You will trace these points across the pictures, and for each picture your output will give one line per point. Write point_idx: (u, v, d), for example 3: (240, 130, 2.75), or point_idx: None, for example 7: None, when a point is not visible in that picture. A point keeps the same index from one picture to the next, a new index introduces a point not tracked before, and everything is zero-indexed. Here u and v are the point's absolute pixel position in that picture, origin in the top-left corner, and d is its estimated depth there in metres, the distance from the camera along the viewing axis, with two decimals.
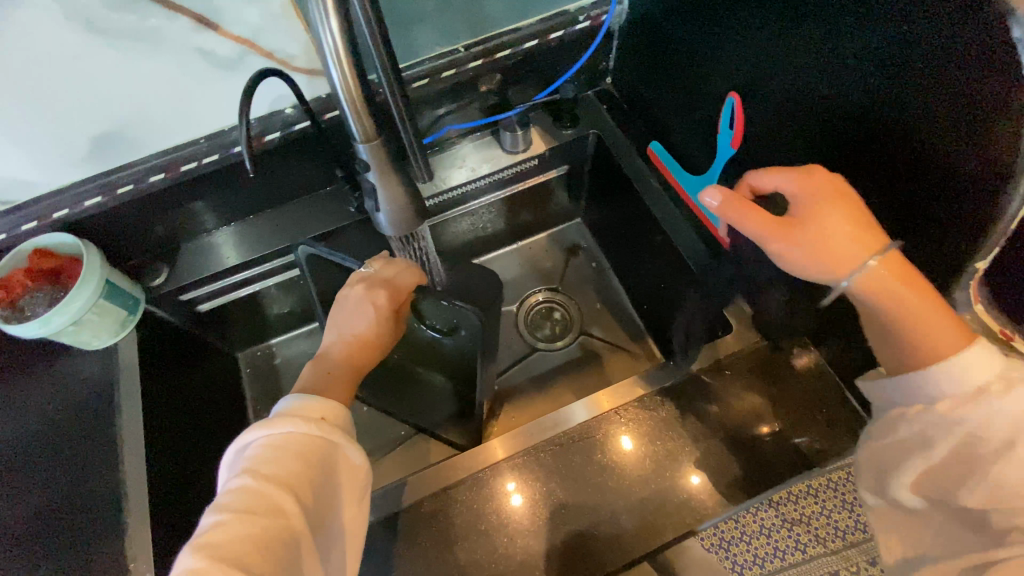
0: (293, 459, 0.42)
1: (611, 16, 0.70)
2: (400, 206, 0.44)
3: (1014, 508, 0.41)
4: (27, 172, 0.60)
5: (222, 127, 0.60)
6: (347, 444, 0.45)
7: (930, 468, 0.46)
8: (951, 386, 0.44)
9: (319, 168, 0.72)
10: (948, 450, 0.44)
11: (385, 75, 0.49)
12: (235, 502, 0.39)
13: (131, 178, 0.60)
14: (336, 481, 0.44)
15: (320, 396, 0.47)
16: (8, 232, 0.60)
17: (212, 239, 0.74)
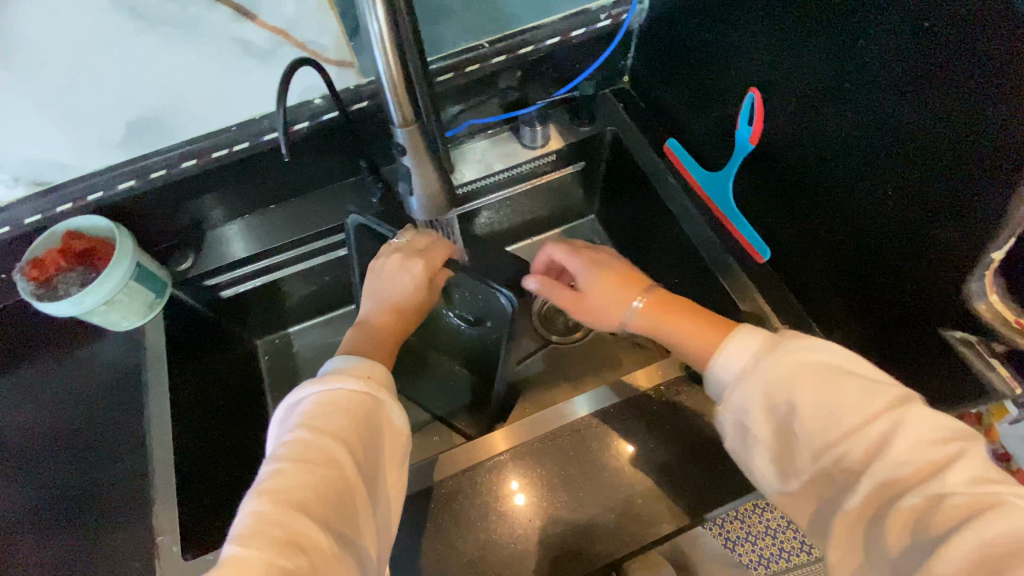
0: (342, 414, 0.44)
1: (632, 14, 0.72)
2: (431, 189, 0.46)
3: (838, 452, 0.42)
4: (62, 153, 0.60)
5: (254, 116, 0.63)
6: (392, 400, 0.47)
7: (800, 443, 0.45)
8: (728, 370, 0.50)
9: (343, 159, 0.74)
10: (798, 418, 0.44)
11: (417, 66, 0.51)
12: (293, 451, 0.42)
13: (163, 163, 0.63)
14: (382, 435, 0.46)
15: (366, 358, 0.49)
16: (44, 212, 0.63)
17: (225, 231, 0.76)
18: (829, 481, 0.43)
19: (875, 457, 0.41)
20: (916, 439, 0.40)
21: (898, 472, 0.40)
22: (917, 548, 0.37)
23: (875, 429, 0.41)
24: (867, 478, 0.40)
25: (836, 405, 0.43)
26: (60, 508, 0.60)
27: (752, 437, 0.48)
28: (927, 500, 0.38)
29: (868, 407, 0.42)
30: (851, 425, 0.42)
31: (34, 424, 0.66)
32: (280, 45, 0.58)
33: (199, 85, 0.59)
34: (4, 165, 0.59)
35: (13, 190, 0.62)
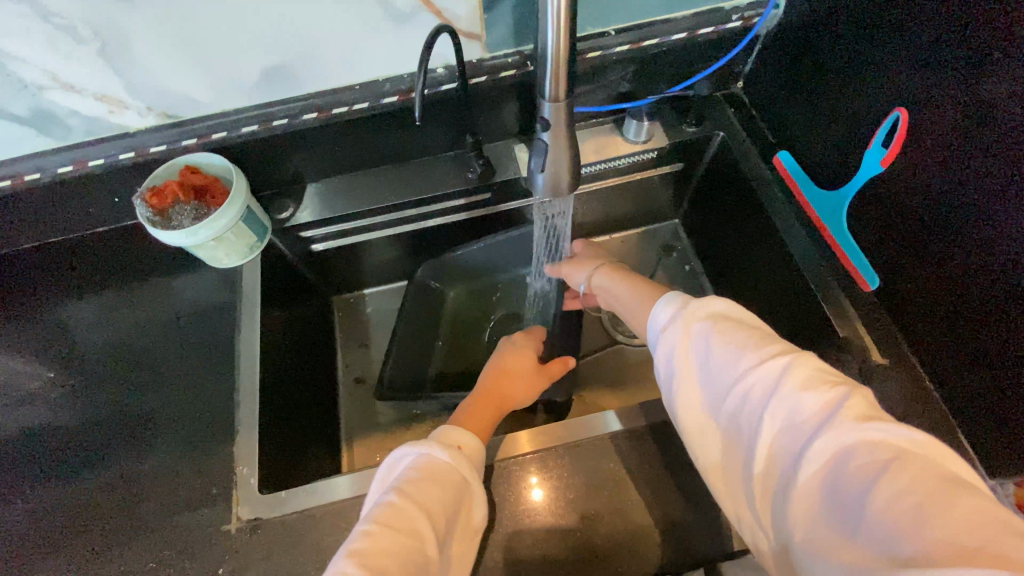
0: (434, 488, 0.48)
1: (764, 19, 0.69)
2: (564, 167, 0.45)
3: (748, 392, 0.45)
4: (195, 91, 0.62)
5: (378, 78, 0.65)
6: (478, 488, 0.51)
7: (720, 386, 0.47)
8: (657, 317, 0.54)
9: (447, 131, 0.75)
10: (714, 360, 0.48)
11: None
12: (385, 516, 0.45)
13: (287, 113, 0.66)
14: (461, 509, 0.49)
15: (469, 434, 0.54)
16: (169, 143, 0.65)
17: (307, 193, 0.78)
18: (744, 432, 0.45)
19: (772, 394, 0.44)
20: (805, 376, 0.43)
21: (801, 411, 0.42)
22: (834, 483, 0.39)
23: (772, 368, 0.45)
24: (771, 414, 0.43)
25: (736, 347, 0.47)
26: (157, 426, 0.65)
27: (675, 383, 0.50)
28: (837, 438, 0.39)
29: (763, 349, 0.47)
30: (750, 365, 0.46)
31: (143, 344, 0.72)
32: (417, 10, 0.58)
33: (335, 40, 0.59)
34: (140, 94, 0.60)
35: (144, 120, 0.64)
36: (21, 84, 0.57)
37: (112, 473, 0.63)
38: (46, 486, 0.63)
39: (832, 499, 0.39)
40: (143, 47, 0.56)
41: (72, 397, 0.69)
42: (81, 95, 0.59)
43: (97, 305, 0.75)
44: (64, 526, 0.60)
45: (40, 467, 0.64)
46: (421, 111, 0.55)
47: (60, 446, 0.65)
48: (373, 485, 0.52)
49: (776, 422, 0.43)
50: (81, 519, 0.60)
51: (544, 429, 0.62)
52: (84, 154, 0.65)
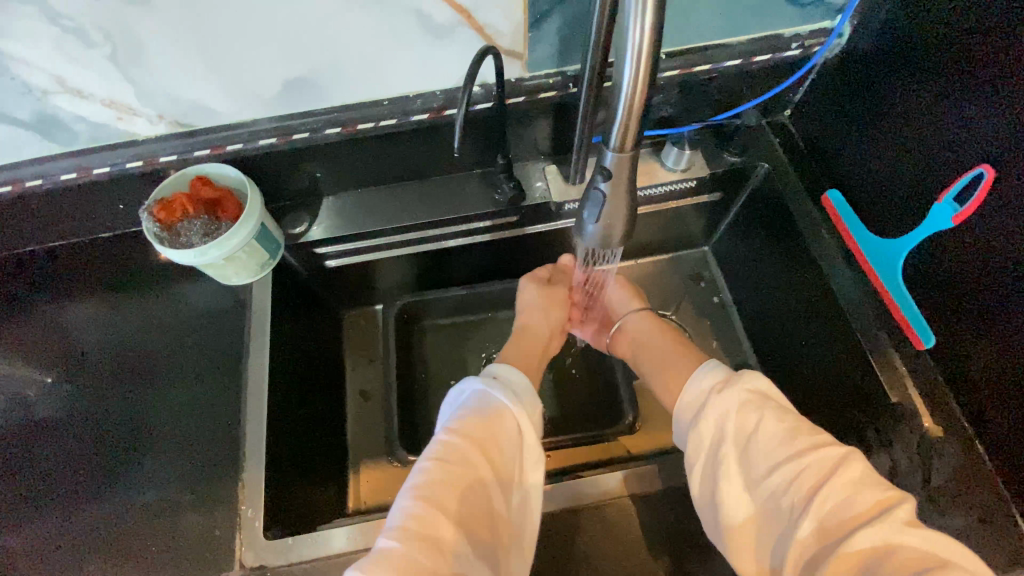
0: (479, 422, 0.52)
1: (825, 49, 0.65)
2: (621, 219, 0.41)
3: (795, 467, 0.46)
4: (211, 101, 0.57)
5: (408, 94, 0.60)
6: (525, 417, 0.54)
7: (766, 463, 0.48)
8: (710, 380, 0.56)
9: (474, 149, 0.70)
10: (761, 433, 0.50)
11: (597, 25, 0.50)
12: (440, 451, 0.50)
13: (308, 127, 0.61)
14: (512, 442, 0.52)
15: (514, 373, 0.59)
16: (181, 154, 0.61)
17: (323, 206, 0.73)
18: (783, 504, 0.46)
19: (823, 481, 0.45)
20: (856, 471, 0.45)
21: (849, 500, 0.44)
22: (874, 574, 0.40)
23: (828, 454, 0.46)
24: (819, 500, 0.44)
25: (788, 430, 0.49)
26: (156, 455, 0.61)
27: (722, 455, 0.51)
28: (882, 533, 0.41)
29: (815, 435, 0.48)
30: (801, 448, 0.47)
31: (143, 362, 0.67)
32: (457, 24, 0.53)
33: (364, 54, 0.55)
34: (152, 102, 0.56)
35: (154, 128, 0.59)
36: (24, 88, 0.52)
37: (105, 503, 0.59)
38: (35, 513, 0.59)
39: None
40: (157, 53, 0.51)
41: (65, 415, 0.65)
42: (88, 101, 0.55)
43: (96, 315, 0.71)
44: (53, 559, 0.56)
45: (30, 491, 0.60)
46: (456, 137, 0.50)
47: (53, 470, 0.62)
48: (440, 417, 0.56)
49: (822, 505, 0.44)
50: (74, 554, 0.56)
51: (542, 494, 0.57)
52: (89, 161, 0.61)
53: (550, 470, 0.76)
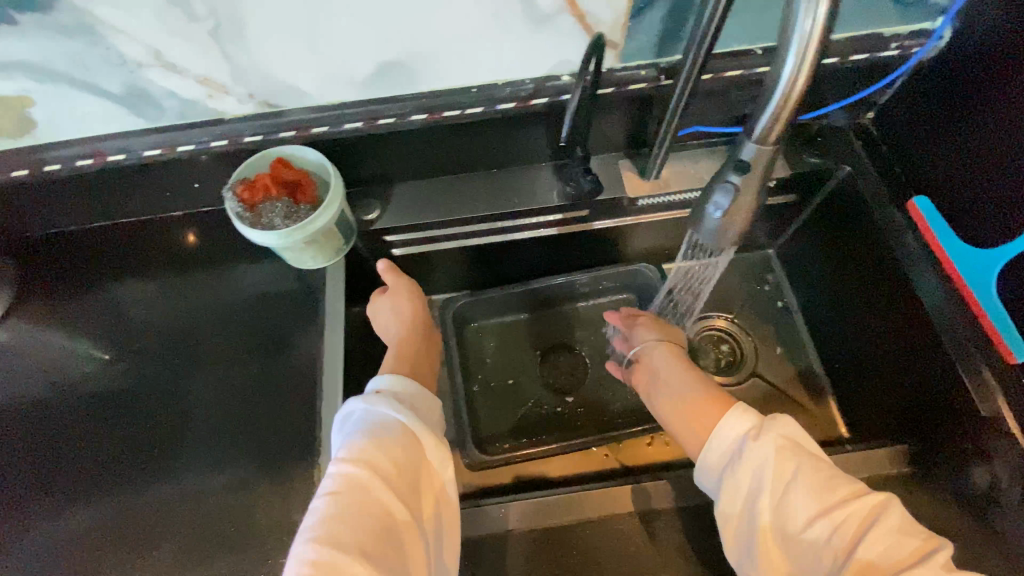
0: (376, 442, 0.49)
1: (923, 51, 0.63)
2: (750, 215, 0.40)
3: (838, 514, 0.44)
4: (303, 82, 0.56)
5: (497, 81, 0.59)
6: (427, 433, 0.52)
7: (804, 510, 0.45)
8: (740, 423, 0.52)
9: (552, 140, 0.69)
10: (796, 478, 0.47)
11: (710, 14, 0.50)
12: (334, 483, 0.46)
13: (395, 112, 0.60)
14: (415, 460, 0.50)
15: (406, 386, 0.56)
16: (266, 135, 0.61)
17: (394, 192, 0.73)
18: (815, 547, 0.44)
19: (866, 531, 0.43)
20: (896, 518, 0.44)
21: (888, 549, 0.42)
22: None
23: (868, 500, 0.45)
24: (870, 549, 0.42)
25: (825, 477, 0.47)
26: (229, 437, 0.61)
27: (760, 500, 0.47)
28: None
29: (848, 481, 0.46)
30: (842, 497, 0.45)
31: (214, 343, 0.67)
32: (559, 11, 0.52)
33: (462, 38, 0.54)
34: (245, 81, 0.55)
35: (242, 108, 0.58)
36: (120, 60, 0.52)
37: (181, 482, 0.59)
38: (114, 489, 0.59)
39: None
40: (260, 30, 0.50)
41: (138, 392, 0.65)
42: (182, 77, 0.54)
43: (167, 295, 0.71)
44: (134, 537, 0.57)
45: (108, 467, 0.61)
46: (568, 131, 0.57)
47: (129, 446, 0.62)
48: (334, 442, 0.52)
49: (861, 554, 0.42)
50: (151, 531, 0.57)
51: (540, 503, 0.58)
52: (174, 139, 0.60)
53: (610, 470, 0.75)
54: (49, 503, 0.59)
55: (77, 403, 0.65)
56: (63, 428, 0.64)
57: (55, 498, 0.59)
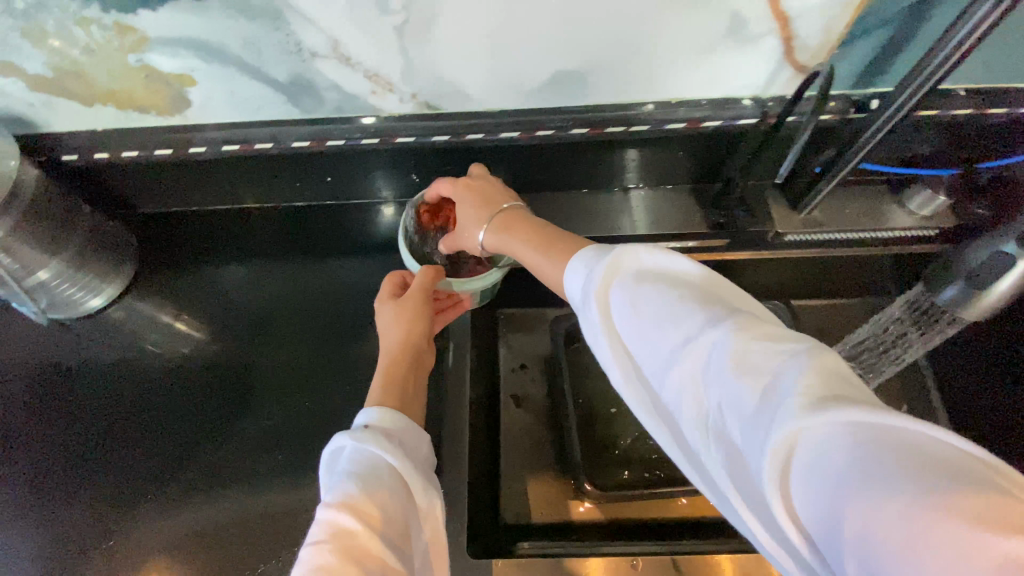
0: (362, 486, 0.38)
1: None
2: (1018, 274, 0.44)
3: (676, 361, 0.33)
4: (472, 85, 0.54)
5: (671, 100, 0.56)
6: (418, 472, 0.41)
7: (651, 364, 0.35)
8: (580, 279, 0.41)
9: (702, 165, 0.65)
10: (635, 332, 0.36)
11: (943, 57, 0.44)
12: (319, 536, 0.36)
13: (557, 124, 0.57)
14: (406, 503, 0.39)
15: (398, 423, 0.45)
16: (419, 137, 0.59)
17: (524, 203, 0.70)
18: (681, 410, 0.33)
19: (715, 378, 0.31)
20: (751, 349, 0.30)
21: (749, 396, 0.29)
22: (814, 484, 0.26)
23: (695, 328, 0.33)
24: (734, 403, 0.30)
25: (660, 319, 0.34)
26: None
27: (611, 368, 0.37)
28: (803, 425, 0.26)
29: (689, 313, 0.34)
30: (681, 343, 0.33)
31: (339, 349, 0.68)
32: (768, 33, 0.48)
33: (652, 54, 0.50)
34: (413, 80, 0.53)
35: (401, 106, 0.57)
36: (296, 48, 0.49)
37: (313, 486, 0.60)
38: (244, 482, 0.61)
39: (819, 514, 0.25)
40: (448, 30, 0.47)
41: (266, 390, 0.66)
42: (352, 70, 0.52)
43: (291, 292, 0.72)
44: (262, 537, 0.57)
45: (239, 460, 0.62)
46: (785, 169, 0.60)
47: (259, 441, 0.63)
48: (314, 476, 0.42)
49: (728, 410, 0.30)
50: (280, 532, 0.58)
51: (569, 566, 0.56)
52: (325, 132, 0.58)
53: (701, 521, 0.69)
54: (180, 490, 0.60)
55: (205, 391, 0.66)
56: (191, 415, 0.64)
57: (187, 486, 0.61)
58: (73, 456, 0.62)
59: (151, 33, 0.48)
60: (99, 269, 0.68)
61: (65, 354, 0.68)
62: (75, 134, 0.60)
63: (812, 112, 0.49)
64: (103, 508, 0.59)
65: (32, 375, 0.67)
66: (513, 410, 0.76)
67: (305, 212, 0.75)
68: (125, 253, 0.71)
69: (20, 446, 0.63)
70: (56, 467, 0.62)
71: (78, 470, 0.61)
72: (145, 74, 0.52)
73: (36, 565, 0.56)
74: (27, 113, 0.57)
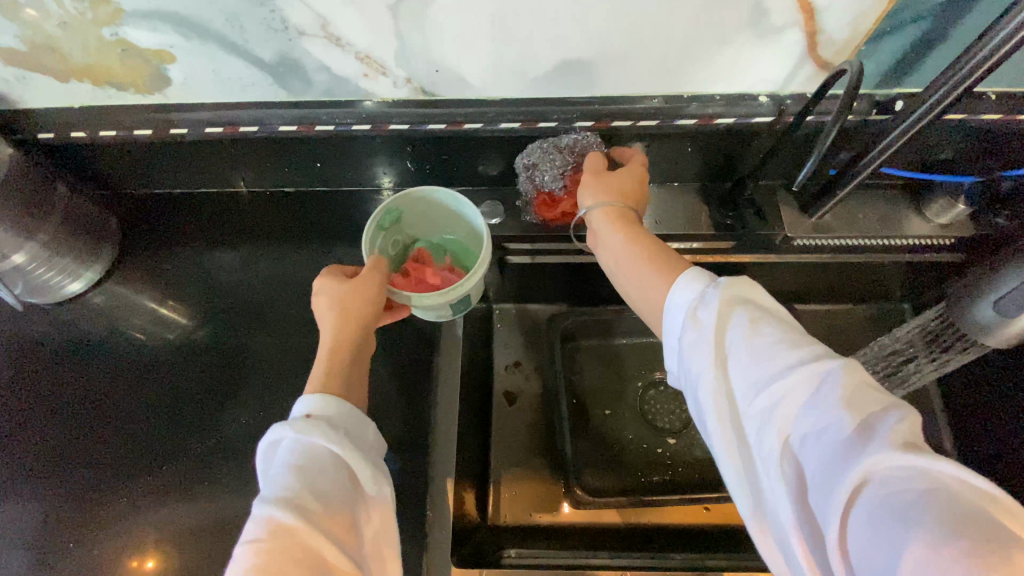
0: (300, 480, 0.36)
1: None
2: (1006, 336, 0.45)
3: (779, 379, 0.32)
4: (469, 72, 0.50)
5: (683, 95, 0.53)
6: (362, 458, 0.39)
7: (747, 380, 0.34)
8: (684, 289, 0.39)
9: (711, 163, 0.62)
10: (740, 345, 0.34)
11: (977, 59, 0.40)
12: (257, 534, 0.34)
13: (561, 116, 0.54)
14: (348, 493, 0.37)
15: (337, 405, 0.42)
16: (414, 125, 0.55)
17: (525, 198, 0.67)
18: (763, 428, 0.33)
19: (809, 405, 0.31)
20: (862, 389, 0.31)
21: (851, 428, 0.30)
22: (887, 510, 0.27)
23: (802, 353, 0.33)
24: (819, 427, 0.30)
25: (765, 339, 0.34)
26: None
27: (697, 375, 0.36)
28: (898, 457, 0.27)
29: (797, 341, 0.34)
30: (787, 363, 0.33)
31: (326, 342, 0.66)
32: (791, 26, 0.45)
33: (665, 43, 0.46)
34: (407, 64, 0.50)
35: (396, 91, 0.53)
36: (282, 26, 0.46)
37: None
38: (225, 477, 0.59)
39: (873, 542, 0.27)
40: (446, 12, 0.44)
41: (249, 381, 0.64)
42: (343, 51, 0.48)
43: (279, 280, 0.69)
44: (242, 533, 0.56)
45: (218, 454, 0.60)
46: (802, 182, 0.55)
47: (241, 434, 0.61)
48: (254, 468, 0.39)
49: (818, 436, 0.30)
50: None
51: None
52: (314, 116, 0.55)
53: (692, 529, 0.67)
54: (159, 483, 0.58)
55: (187, 381, 0.64)
56: (171, 406, 0.62)
57: (165, 480, 0.59)
58: (50, 445, 0.60)
59: (125, 5, 0.44)
60: (77, 253, 0.65)
61: (43, 339, 0.66)
62: (51, 110, 0.57)
63: (838, 120, 0.45)
64: (79, 500, 0.58)
65: (10, 358, 0.65)
66: (506, 409, 0.74)
67: (294, 199, 0.72)
68: (106, 235, 0.68)
69: None
70: (32, 453, 0.60)
71: (55, 457, 0.60)
72: (122, 49, 0.49)
73: (11, 554, 0.55)
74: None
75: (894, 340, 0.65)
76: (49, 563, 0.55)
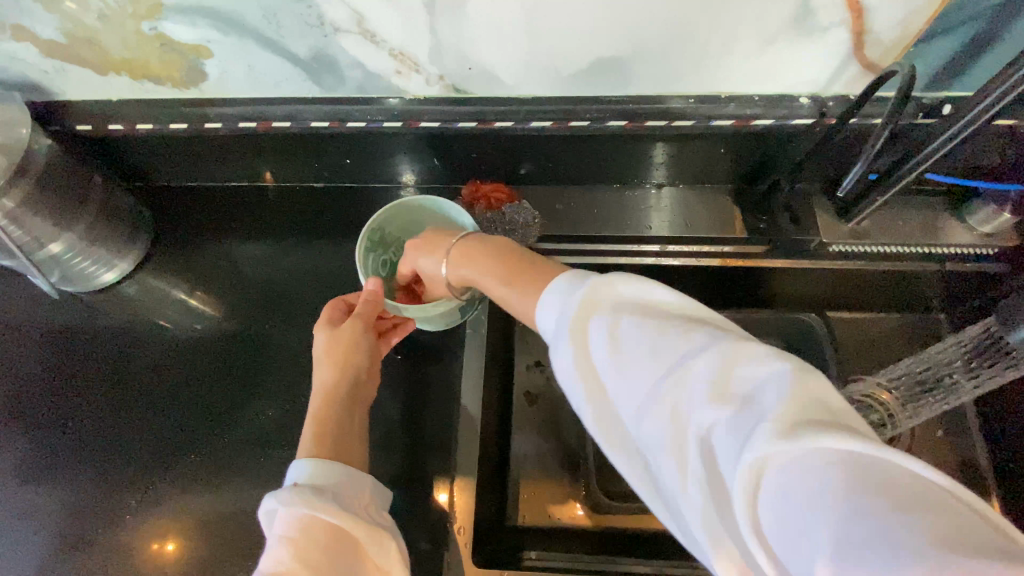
0: (292, 553, 0.36)
1: None
2: None
3: (659, 384, 0.31)
4: (502, 70, 0.50)
5: (720, 95, 0.51)
6: (358, 521, 0.39)
7: (631, 391, 0.32)
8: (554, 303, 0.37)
9: (745, 165, 0.61)
10: (617, 353, 0.33)
11: None
12: None
13: (593, 115, 0.53)
14: (349, 561, 0.37)
15: (327, 470, 0.42)
16: (445, 122, 0.55)
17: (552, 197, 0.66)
18: (656, 436, 0.31)
19: (686, 403, 0.29)
20: (735, 372, 0.29)
21: (727, 420, 0.28)
22: (787, 503, 0.25)
23: (674, 349, 0.31)
24: (707, 424, 0.28)
25: (642, 344, 0.32)
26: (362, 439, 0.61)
27: (587, 391, 0.34)
28: (777, 446, 0.25)
29: (674, 331, 0.32)
30: (663, 365, 0.31)
31: None
32: (837, 25, 0.43)
33: (703, 43, 0.45)
34: (440, 61, 0.49)
35: (428, 88, 0.53)
36: (318, 22, 0.46)
37: None
38: (249, 468, 0.59)
39: (793, 540, 0.24)
40: (482, 9, 0.43)
41: (274, 373, 0.64)
42: (377, 48, 0.48)
43: (306, 274, 0.70)
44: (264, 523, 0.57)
45: (242, 445, 0.60)
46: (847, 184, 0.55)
47: (265, 425, 0.61)
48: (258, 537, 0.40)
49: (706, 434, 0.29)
50: None
51: None
52: (346, 113, 0.55)
53: None
54: (184, 471, 0.59)
55: (214, 371, 0.65)
56: (198, 395, 0.63)
57: (191, 468, 0.60)
58: (82, 431, 0.62)
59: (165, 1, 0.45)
60: (112, 243, 0.66)
61: (78, 326, 0.67)
62: (91, 103, 0.58)
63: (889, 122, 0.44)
64: (110, 484, 0.59)
65: (47, 344, 0.66)
66: (526, 409, 0.73)
67: (321, 193, 0.72)
68: (139, 225, 0.69)
69: (32, 414, 0.63)
70: (65, 436, 0.61)
71: (87, 441, 0.61)
72: (160, 43, 0.49)
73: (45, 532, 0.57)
74: (41, 80, 0.56)
75: (932, 355, 0.65)
76: (82, 545, 0.56)
